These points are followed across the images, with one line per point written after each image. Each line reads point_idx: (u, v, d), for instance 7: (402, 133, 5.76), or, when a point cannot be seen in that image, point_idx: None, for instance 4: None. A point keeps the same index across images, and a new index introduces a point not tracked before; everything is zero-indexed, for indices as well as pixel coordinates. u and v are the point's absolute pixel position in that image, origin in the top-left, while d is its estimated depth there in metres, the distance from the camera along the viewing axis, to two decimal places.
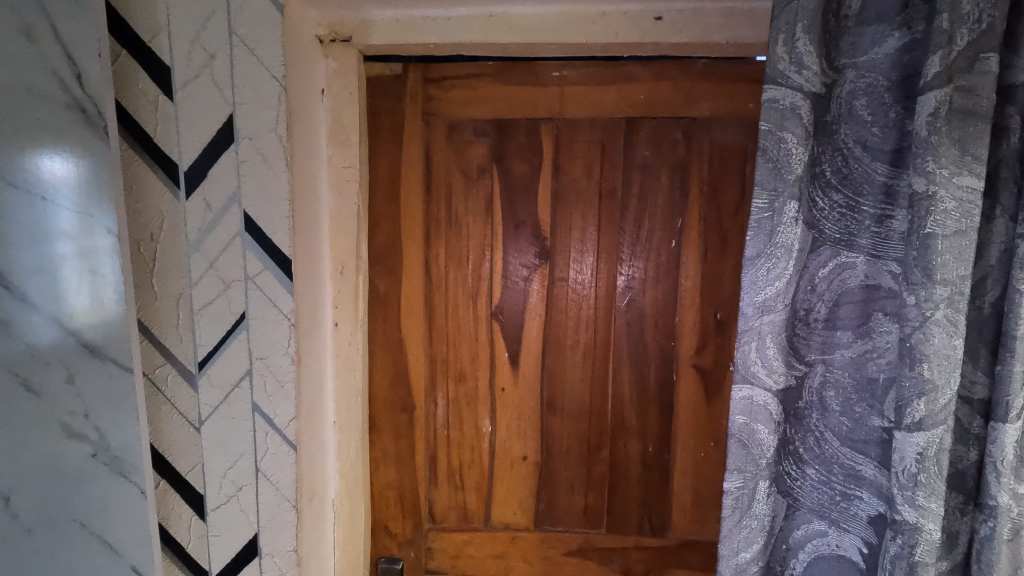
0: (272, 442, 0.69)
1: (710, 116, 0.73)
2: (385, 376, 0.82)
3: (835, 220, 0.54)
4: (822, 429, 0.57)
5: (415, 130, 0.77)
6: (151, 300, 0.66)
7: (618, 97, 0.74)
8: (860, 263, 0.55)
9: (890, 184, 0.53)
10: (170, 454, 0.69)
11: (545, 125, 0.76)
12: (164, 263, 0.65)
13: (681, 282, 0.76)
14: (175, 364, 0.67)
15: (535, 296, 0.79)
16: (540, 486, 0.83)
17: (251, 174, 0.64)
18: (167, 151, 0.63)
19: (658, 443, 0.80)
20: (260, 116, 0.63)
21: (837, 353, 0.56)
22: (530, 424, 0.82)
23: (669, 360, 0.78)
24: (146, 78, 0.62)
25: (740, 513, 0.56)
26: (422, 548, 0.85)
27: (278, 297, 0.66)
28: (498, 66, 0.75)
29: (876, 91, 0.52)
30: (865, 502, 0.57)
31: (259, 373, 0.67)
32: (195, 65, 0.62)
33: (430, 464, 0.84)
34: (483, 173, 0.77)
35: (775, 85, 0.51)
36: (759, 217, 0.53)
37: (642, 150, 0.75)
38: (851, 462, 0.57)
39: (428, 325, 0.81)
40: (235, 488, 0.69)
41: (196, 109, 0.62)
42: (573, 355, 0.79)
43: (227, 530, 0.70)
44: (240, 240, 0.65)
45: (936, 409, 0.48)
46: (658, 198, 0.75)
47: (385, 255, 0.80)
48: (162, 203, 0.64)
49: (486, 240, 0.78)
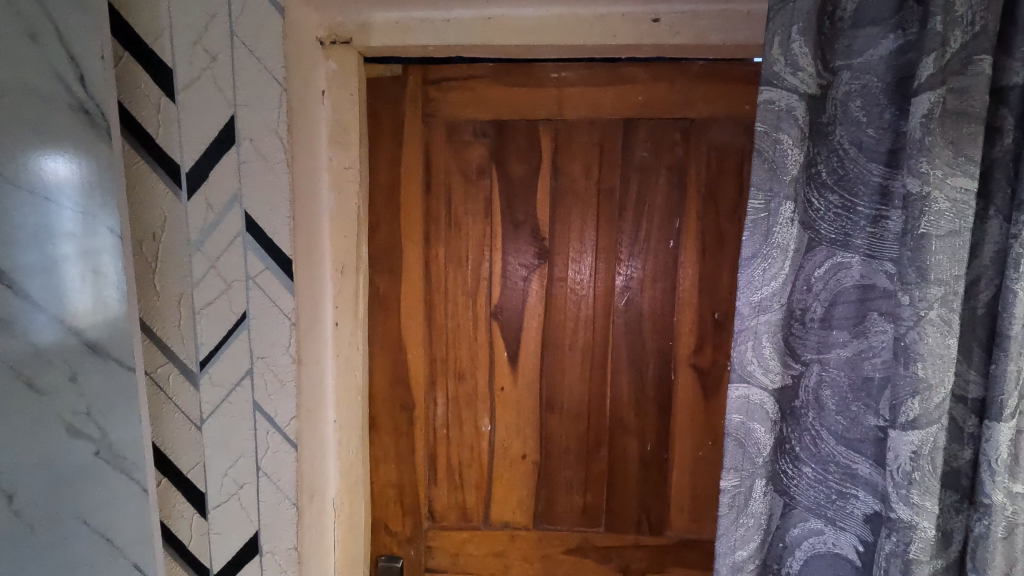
0: (273, 440, 0.69)
1: (708, 117, 0.74)
2: (385, 375, 0.83)
3: (831, 220, 0.55)
4: (818, 428, 0.58)
5: (414, 130, 0.78)
6: (153, 299, 0.66)
7: (616, 98, 0.75)
8: (856, 262, 0.55)
9: (885, 185, 0.54)
10: (171, 452, 0.70)
11: (543, 126, 0.76)
12: (166, 263, 0.66)
13: (679, 282, 0.77)
14: (177, 363, 0.68)
15: (534, 296, 0.79)
16: (539, 485, 0.84)
17: (252, 175, 0.64)
18: (169, 152, 0.64)
19: (656, 443, 0.80)
20: (261, 118, 0.64)
21: (832, 352, 0.57)
22: (529, 423, 0.82)
23: (667, 359, 0.79)
24: (148, 79, 0.63)
25: (736, 511, 0.57)
26: (422, 546, 0.86)
27: (279, 296, 0.67)
28: (497, 67, 0.76)
29: (870, 92, 0.53)
30: (860, 500, 0.57)
31: (260, 372, 0.68)
32: (197, 67, 0.63)
33: (430, 463, 0.85)
34: (482, 174, 0.78)
35: (770, 86, 0.51)
36: (755, 217, 0.53)
37: (640, 151, 0.75)
38: (847, 461, 0.57)
39: (428, 325, 0.81)
40: (236, 486, 0.70)
41: (197, 111, 0.63)
42: (571, 355, 0.80)
43: (228, 528, 0.71)
44: (241, 239, 0.65)
45: (930, 407, 0.49)
46: (656, 199, 0.76)
47: (385, 255, 0.81)
48: (165, 203, 0.65)
49: (485, 240, 0.79)
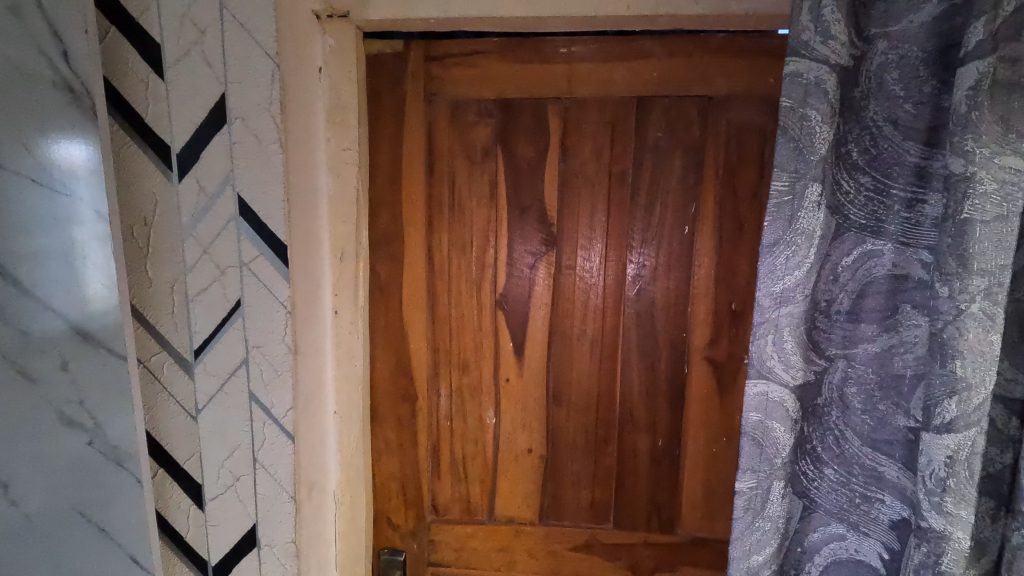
0: (269, 431, 0.67)
1: (727, 95, 0.69)
2: (387, 366, 0.80)
3: (862, 205, 0.51)
4: (842, 427, 0.54)
5: (417, 110, 0.74)
6: (146, 286, 0.64)
7: (630, 75, 0.70)
8: (888, 251, 0.51)
9: (923, 166, 0.49)
10: (167, 442, 0.68)
11: (552, 105, 0.72)
12: (158, 248, 0.63)
13: (694, 270, 0.73)
14: (171, 353, 0.66)
15: (541, 285, 0.76)
16: (545, 480, 0.81)
17: (244, 157, 0.61)
18: (159, 133, 0.61)
19: (668, 438, 0.77)
20: (253, 96, 0.60)
21: (860, 347, 0.53)
22: (536, 416, 0.79)
23: (680, 351, 0.75)
24: (136, 56, 0.60)
25: (753, 514, 0.54)
26: (425, 540, 0.84)
27: (273, 283, 0.64)
28: (503, 42, 0.72)
29: (909, 63, 0.48)
30: (886, 505, 0.53)
31: (255, 362, 0.66)
32: (185, 41, 0.59)
33: (433, 456, 0.82)
34: (488, 155, 0.74)
35: (798, 57, 0.47)
36: (778, 201, 0.49)
37: (655, 131, 0.71)
38: (873, 464, 0.54)
39: (431, 314, 0.78)
40: (232, 478, 0.68)
41: (188, 89, 0.60)
42: (580, 346, 0.77)
43: (225, 520, 0.69)
44: (234, 224, 0.63)
45: (968, 410, 0.45)
46: (671, 182, 0.72)
47: (386, 241, 0.77)
48: (155, 186, 0.62)
49: (490, 226, 0.75)
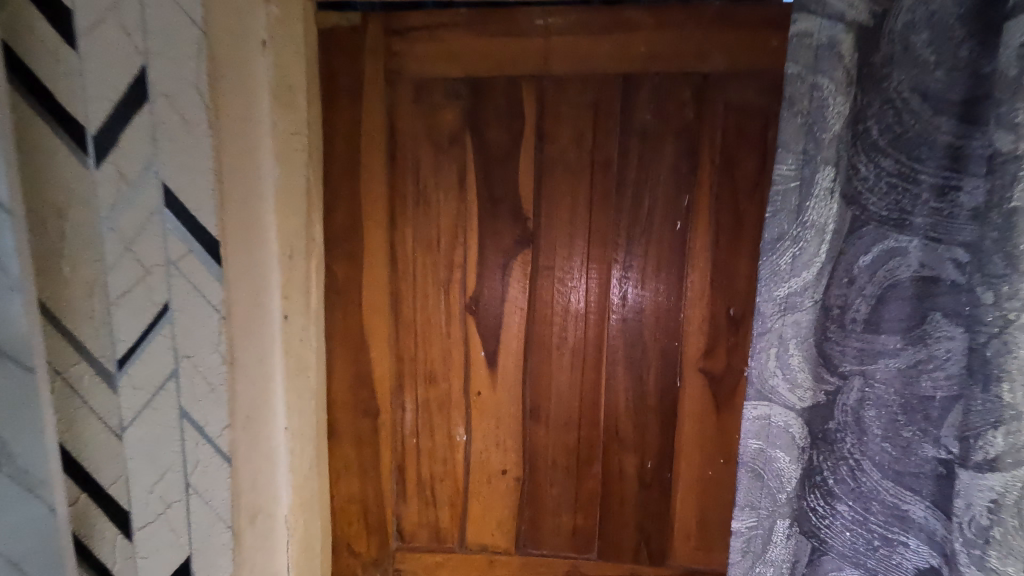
0: (204, 453, 0.58)
1: (725, 72, 0.61)
2: (347, 377, 0.72)
3: (881, 195, 0.43)
4: (859, 457, 0.46)
5: (376, 91, 0.66)
6: (60, 284, 0.54)
7: (615, 50, 0.62)
8: (915, 248, 0.43)
9: (958, 145, 0.41)
10: (89, 464, 0.58)
11: (527, 85, 0.64)
12: (72, 238, 0.54)
13: (687, 272, 0.65)
14: (92, 363, 0.56)
15: (515, 288, 0.68)
16: (522, 505, 0.73)
17: (170, 140, 0.53)
18: (72, 110, 0.52)
19: (658, 460, 0.69)
20: (178, 70, 0.52)
21: (881, 363, 0.44)
22: (511, 434, 0.71)
23: (672, 363, 0.67)
24: (41, 19, 0.50)
25: (754, 558, 0.51)
26: (389, 569, 0.76)
27: (204, 285, 0.56)
28: (472, 13, 0.64)
29: (941, 20, 0.41)
30: (912, 551, 0.45)
31: (187, 375, 0.57)
32: (99, 6, 0.50)
33: (398, 478, 0.74)
34: (455, 141, 0.66)
35: (807, 14, 0.44)
36: (782, 191, 0.46)
37: (643, 114, 0.63)
38: (897, 501, 0.45)
39: (393, 320, 0.70)
40: (164, 506, 0.59)
41: (104, 60, 0.51)
42: (560, 357, 0.68)
43: (156, 553, 0.60)
44: (161, 217, 0.54)
45: (1018, 445, 0.37)
46: (661, 172, 0.63)
47: (344, 239, 0.70)
48: (68, 166, 0.52)
49: (459, 221, 0.67)
